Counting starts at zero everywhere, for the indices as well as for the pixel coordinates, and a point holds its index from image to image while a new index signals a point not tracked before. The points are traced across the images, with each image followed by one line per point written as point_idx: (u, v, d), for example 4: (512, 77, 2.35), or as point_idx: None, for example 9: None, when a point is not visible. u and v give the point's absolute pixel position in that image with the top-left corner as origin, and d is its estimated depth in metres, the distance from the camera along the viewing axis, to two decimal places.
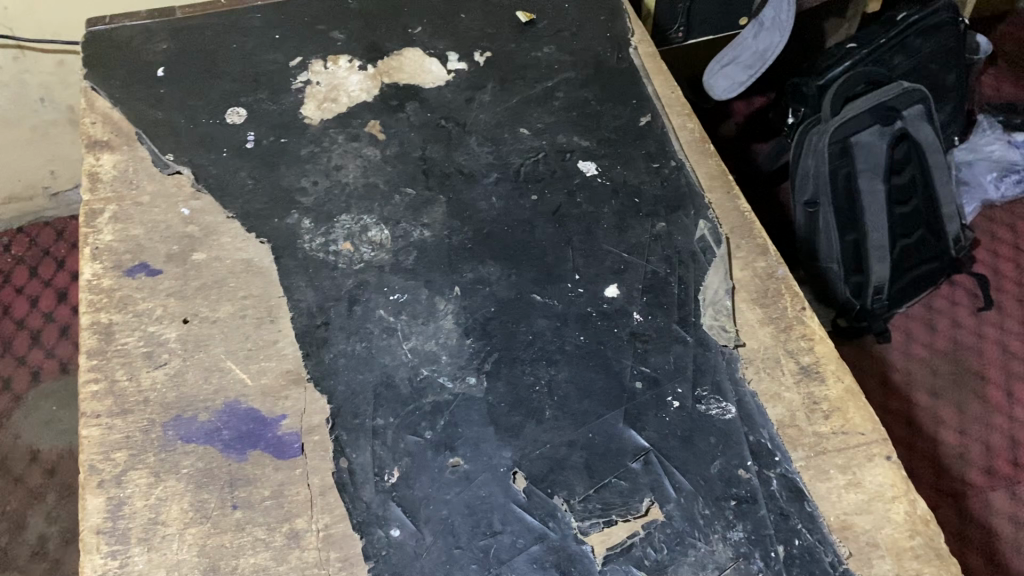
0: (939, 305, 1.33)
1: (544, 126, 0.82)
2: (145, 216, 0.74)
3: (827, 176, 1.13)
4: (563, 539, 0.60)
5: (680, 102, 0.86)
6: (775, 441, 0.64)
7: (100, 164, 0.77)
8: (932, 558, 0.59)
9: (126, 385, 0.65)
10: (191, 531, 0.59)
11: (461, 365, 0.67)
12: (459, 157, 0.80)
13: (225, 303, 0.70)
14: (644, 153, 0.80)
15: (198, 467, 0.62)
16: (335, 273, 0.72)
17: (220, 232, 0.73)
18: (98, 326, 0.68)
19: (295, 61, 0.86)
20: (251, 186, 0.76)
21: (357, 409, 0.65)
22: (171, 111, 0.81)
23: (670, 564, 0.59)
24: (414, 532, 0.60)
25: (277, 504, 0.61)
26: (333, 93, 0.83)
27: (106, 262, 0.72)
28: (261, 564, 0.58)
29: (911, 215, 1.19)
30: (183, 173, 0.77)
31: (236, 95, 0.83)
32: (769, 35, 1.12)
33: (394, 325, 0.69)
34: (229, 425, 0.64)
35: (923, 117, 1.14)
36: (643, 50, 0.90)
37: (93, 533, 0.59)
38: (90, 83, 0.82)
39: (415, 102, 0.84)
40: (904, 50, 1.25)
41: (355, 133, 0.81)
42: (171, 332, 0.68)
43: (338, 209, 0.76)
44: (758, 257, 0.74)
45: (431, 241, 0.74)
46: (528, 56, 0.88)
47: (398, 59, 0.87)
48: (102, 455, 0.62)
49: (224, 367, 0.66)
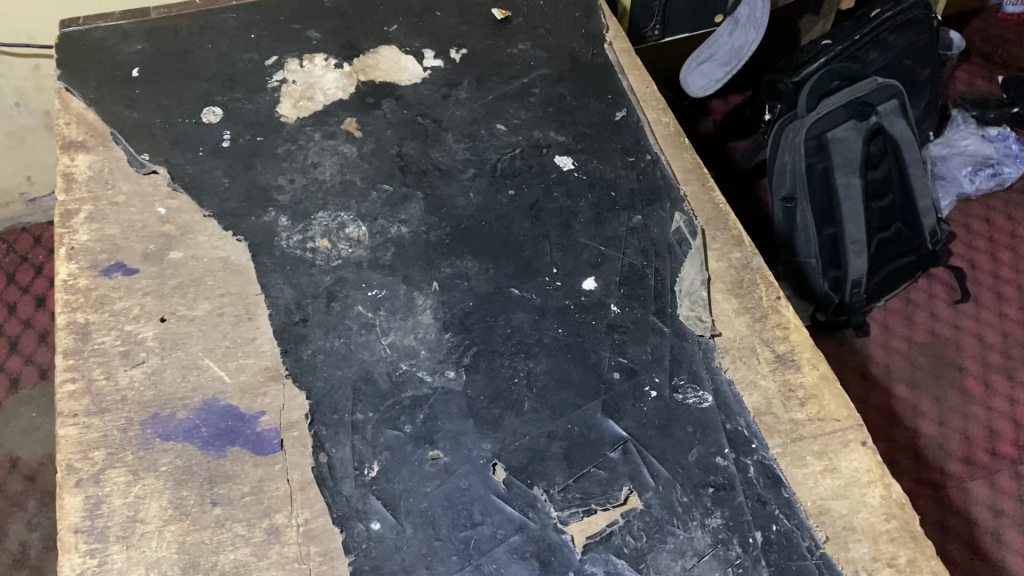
0: (917, 297, 1.34)
1: (521, 121, 0.83)
2: (121, 216, 0.74)
3: (804, 173, 1.12)
4: (543, 529, 0.60)
5: (655, 97, 0.86)
6: (752, 428, 0.64)
7: (75, 164, 0.77)
8: (907, 540, 0.59)
9: (104, 384, 0.65)
10: (171, 528, 0.59)
11: (439, 359, 0.68)
12: (436, 153, 0.80)
13: (203, 302, 0.70)
14: (621, 147, 0.81)
15: (178, 464, 0.62)
16: (312, 270, 0.72)
17: (197, 231, 0.73)
18: (74, 326, 0.68)
19: (271, 60, 0.86)
20: (227, 184, 0.76)
21: (337, 404, 0.65)
22: (146, 111, 0.80)
23: (649, 552, 0.59)
24: (394, 525, 0.60)
25: (256, 500, 0.61)
26: (309, 92, 0.83)
27: (82, 261, 0.71)
28: (241, 560, 0.58)
29: (888, 209, 1.20)
30: (159, 172, 0.76)
31: (211, 95, 0.82)
32: (745, 33, 1.13)
33: (372, 321, 0.69)
34: (208, 422, 0.64)
35: (898, 112, 1.16)
36: (618, 46, 0.90)
37: (72, 532, 0.59)
38: (64, 84, 0.82)
39: (392, 99, 0.84)
40: (878, 45, 1.25)
41: (331, 131, 0.81)
42: (148, 330, 0.68)
43: (315, 206, 0.76)
44: (733, 248, 0.75)
45: (409, 237, 0.74)
46: (503, 53, 0.89)
47: (374, 57, 0.87)
48: (80, 454, 0.62)
49: (202, 365, 0.66)
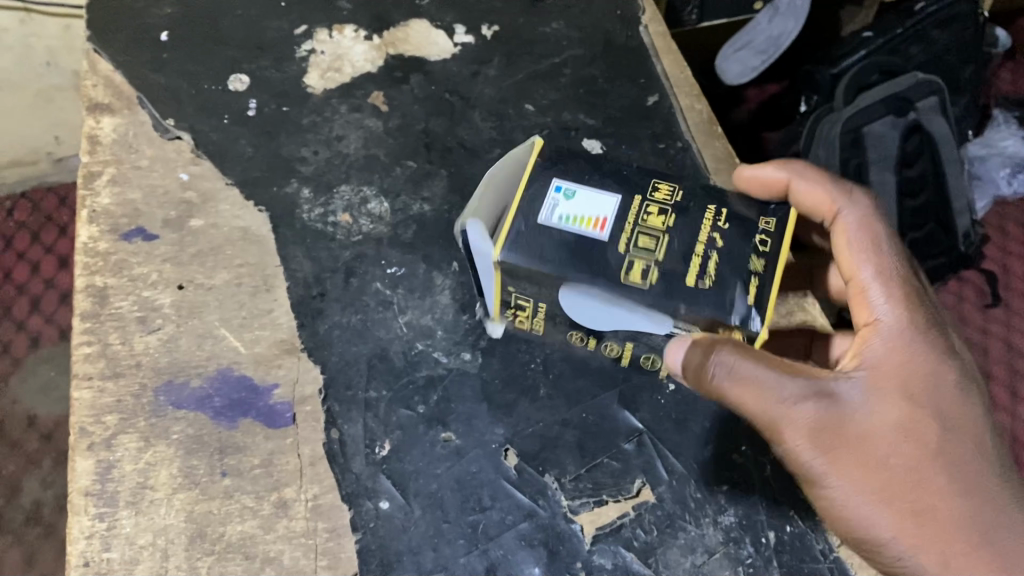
0: (947, 300, 1.30)
1: (549, 103, 0.81)
2: (144, 180, 0.73)
3: (838, 167, 1.10)
4: (552, 517, 0.60)
5: (688, 83, 0.83)
6: None
7: (100, 127, 0.77)
8: None
9: (120, 348, 0.65)
10: (180, 496, 0.60)
11: (456, 341, 0.67)
12: (462, 131, 0.79)
13: (221, 271, 0.69)
14: (650, 133, 0.79)
15: (189, 433, 0.62)
16: (332, 245, 0.71)
17: (219, 199, 0.73)
18: (93, 289, 0.68)
19: (300, 29, 0.84)
20: (251, 154, 0.75)
21: (350, 380, 0.64)
22: (173, 77, 0.79)
23: (659, 547, 0.59)
24: (402, 505, 0.60)
25: (266, 473, 0.61)
26: (337, 63, 0.82)
27: (103, 225, 0.71)
28: (249, 532, 0.59)
29: (922, 209, 1.15)
30: (183, 139, 0.76)
31: (239, 62, 0.81)
32: (784, 21, 1.10)
33: (390, 299, 0.69)
34: (220, 392, 0.63)
35: (938, 109, 1.12)
36: (654, 29, 0.87)
37: (82, 495, 0.59)
38: (93, 46, 0.81)
39: (420, 75, 0.82)
40: (921, 41, 1.21)
41: (357, 104, 0.80)
42: (166, 297, 0.67)
43: (337, 179, 0.75)
44: None
45: (431, 216, 0.73)
46: (535, 31, 0.86)
47: (404, 30, 0.85)
48: (93, 418, 0.62)
49: (218, 335, 0.66)
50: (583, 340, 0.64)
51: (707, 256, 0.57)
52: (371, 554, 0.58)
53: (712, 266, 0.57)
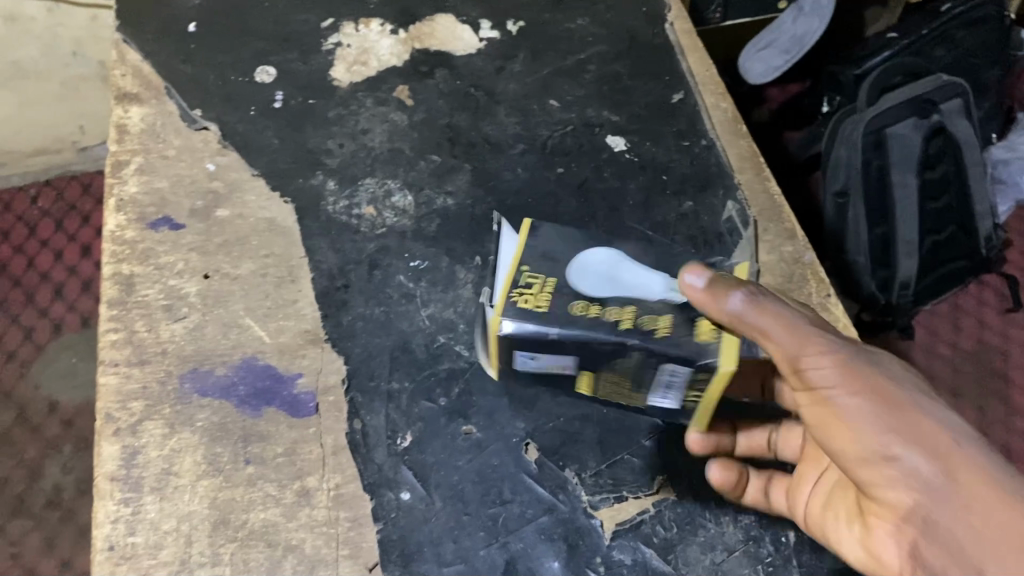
0: (966, 304, 1.26)
1: (574, 99, 0.81)
2: (171, 170, 0.74)
3: (859, 168, 1.09)
4: (572, 512, 0.60)
5: (714, 81, 0.83)
6: (793, 425, 0.64)
7: (129, 116, 0.77)
8: None
9: (145, 336, 0.66)
10: (203, 483, 0.60)
11: (478, 335, 0.67)
12: (486, 126, 0.79)
13: (246, 261, 0.70)
14: (675, 130, 0.79)
15: (213, 421, 0.62)
16: (356, 237, 0.71)
17: (245, 189, 0.73)
18: (119, 277, 0.68)
19: (327, 22, 0.85)
20: (277, 145, 0.76)
21: (373, 371, 0.65)
22: (201, 67, 0.80)
23: (679, 543, 0.59)
24: (423, 496, 0.60)
25: (289, 461, 0.61)
26: (363, 56, 0.83)
27: (130, 213, 0.72)
28: (271, 520, 0.59)
29: (943, 211, 1.14)
30: (210, 129, 0.76)
31: (266, 54, 0.82)
32: (809, 20, 1.10)
33: (413, 291, 0.69)
34: (245, 380, 0.64)
35: (961, 112, 1.11)
36: (679, 26, 0.87)
37: (107, 480, 0.60)
38: (122, 36, 0.82)
39: (445, 69, 0.82)
40: (945, 42, 1.20)
41: (383, 97, 0.80)
42: (192, 286, 0.68)
43: (362, 172, 0.75)
44: (786, 241, 0.73)
45: (454, 210, 0.74)
46: (561, 27, 0.87)
47: (430, 24, 0.85)
48: (119, 403, 0.63)
49: (243, 324, 0.67)
50: (585, 310, 0.56)
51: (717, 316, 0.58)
52: (393, 544, 0.58)
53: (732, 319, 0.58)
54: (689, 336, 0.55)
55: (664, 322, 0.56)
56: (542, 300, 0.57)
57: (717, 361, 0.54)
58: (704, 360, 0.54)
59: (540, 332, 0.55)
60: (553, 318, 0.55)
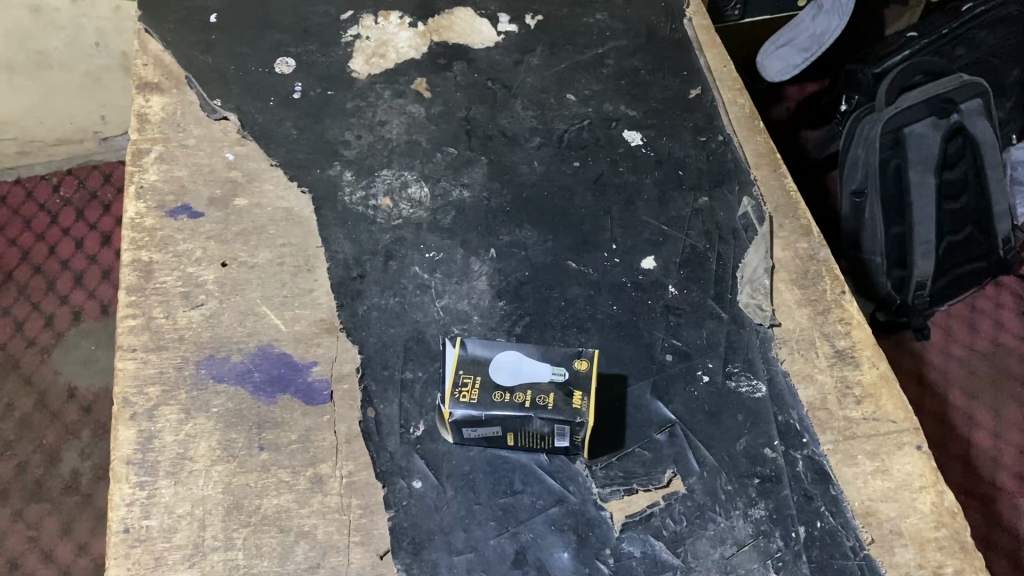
0: (983, 305, 1.26)
1: (591, 93, 0.81)
2: (190, 159, 0.75)
3: (877, 167, 1.08)
4: (583, 504, 0.60)
5: (732, 77, 0.83)
6: (804, 422, 0.64)
7: (149, 105, 0.78)
8: (956, 550, 0.59)
9: (163, 322, 0.67)
10: (218, 468, 0.61)
11: (491, 326, 0.67)
12: (503, 119, 0.79)
13: (264, 250, 0.70)
14: (692, 125, 0.79)
15: (228, 407, 0.63)
16: (372, 228, 0.72)
17: (263, 179, 0.74)
18: (138, 264, 0.69)
19: (347, 14, 0.85)
20: (296, 136, 0.77)
21: (387, 360, 0.65)
22: (221, 58, 0.81)
23: (688, 537, 0.59)
24: (435, 485, 0.60)
25: (302, 448, 0.62)
26: (381, 49, 0.83)
27: (150, 201, 0.73)
28: (284, 506, 0.59)
29: (960, 212, 1.13)
30: (230, 119, 0.77)
31: (286, 46, 0.83)
32: (829, 19, 1.08)
33: (428, 282, 0.69)
34: (260, 367, 0.65)
35: (981, 112, 1.10)
36: (698, 22, 0.88)
37: (124, 463, 0.60)
38: (144, 26, 0.83)
39: (463, 62, 0.83)
40: (966, 42, 1.19)
41: (401, 90, 0.81)
42: (209, 273, 0.69)
43: (379, 163, 0.76)
44: (801, 238, 0.73)
45: (470, 202, 0.74)
46: (579, 22, 0.87)
47: (449, 18, 0.86)
48: (135, 388, 0.63)
49: (260, 312, 0.67)
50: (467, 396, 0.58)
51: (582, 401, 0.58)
52: (404, 531, 0.59)
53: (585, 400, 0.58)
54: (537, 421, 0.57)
55: (577, 395, 0.58)
56: (475, 393, 0.58)
57: (584, 420, 0.57)
58: (576, 421, 0.57)
59: (474, 416, 0.57)
60: (482, 406, 0.57)
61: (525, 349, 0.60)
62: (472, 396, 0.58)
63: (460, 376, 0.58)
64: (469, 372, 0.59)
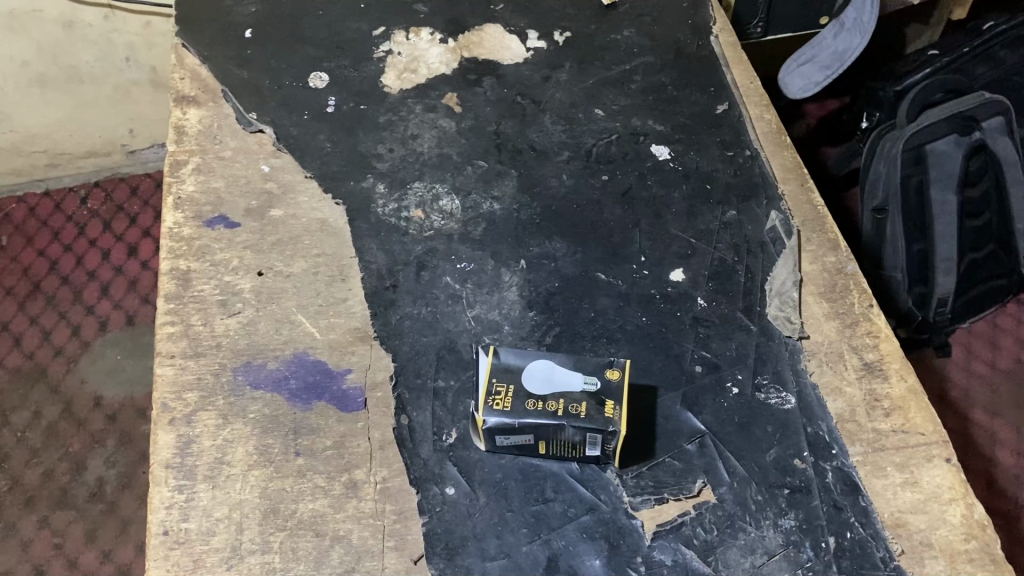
0: (1006, 322, 1.25)
1: (619, 108, 0.83)
2: (227, 170, 0.76)
3: (898, 185, 1.08)
4: (614, 513, 0.61)
5: (758, 93, 0.84)
6: (834, 433, 0.64)
7: (186, 118, 0.80)
8: (986, 563, 0.59)
9: (201, 329, 0.68)
10: (254, 473, 0.62)
11: (522, 336, 0.68)
12: (532, 133, 0.81)
13: (299, 259, 0.72)
14: (719, 141, 0.80)
15: (265, 412, 0.64)
16: (405, 239, 0.73)
17: (298, 191, 0.75)
18: (177, 272, 0.71)
19: (379, 30, 0.87)
20: (330, 148, 0.78)
21: (420, 369, 0.66)
22: (257, 72, 0.83)
23: (719, 546, 0.60)
24: (468, 492, 0.61)
25: (338, 454, 0.63)
26: (413, 64, 0.85)
27: (187, 211, 0.74)
28: (320, 510, 0.60)
29: (983, 228, 1.13)
30: (265, 132, 0.79)
31: (319, 61, 0.84)
32: (849, 37, 1.04)
33: (459, 293, 0.70)
34: (296, 374, 0.66)
35: (1004, 130, 1.09)
36: (724, 39, 0.89)
37: (163, 467, 0.62)
38: (181, 41, 0.85)
39: (493, 77, 0.84)
40: (989, 60, 1.19)
41: (432, 104, 0.82)
42: (246, 283, 0.70)
43: (411, 176, 0.77)
44: (829, 251, 0.74)
45: (501, 214, 0.75)
46: (606, 38, 0.88)
47: (478, 34, 0.88)
48: (174, 394, 0.65)
49: (295, 320, 0.69)
50: (502, 404, 0.59)
51: (611, 409, 0.58)
52: (437, 537, 0.60)
53: (616, 409, 0.58)
54: (570, 429, 0.58)
55: (609, 404, 0.59)
56: (508, 401, 0.59)
57: (616, 429, 0.57)
58: (608, 430, 0.57)
59: (508, 424, 0.58)
60: (516, 414, 0.58)
61: (557, 358, 0.61)
62: (506, 403, 0.59)
63: (494, 385, 0.59)
64: (502, 381, 0.60)
